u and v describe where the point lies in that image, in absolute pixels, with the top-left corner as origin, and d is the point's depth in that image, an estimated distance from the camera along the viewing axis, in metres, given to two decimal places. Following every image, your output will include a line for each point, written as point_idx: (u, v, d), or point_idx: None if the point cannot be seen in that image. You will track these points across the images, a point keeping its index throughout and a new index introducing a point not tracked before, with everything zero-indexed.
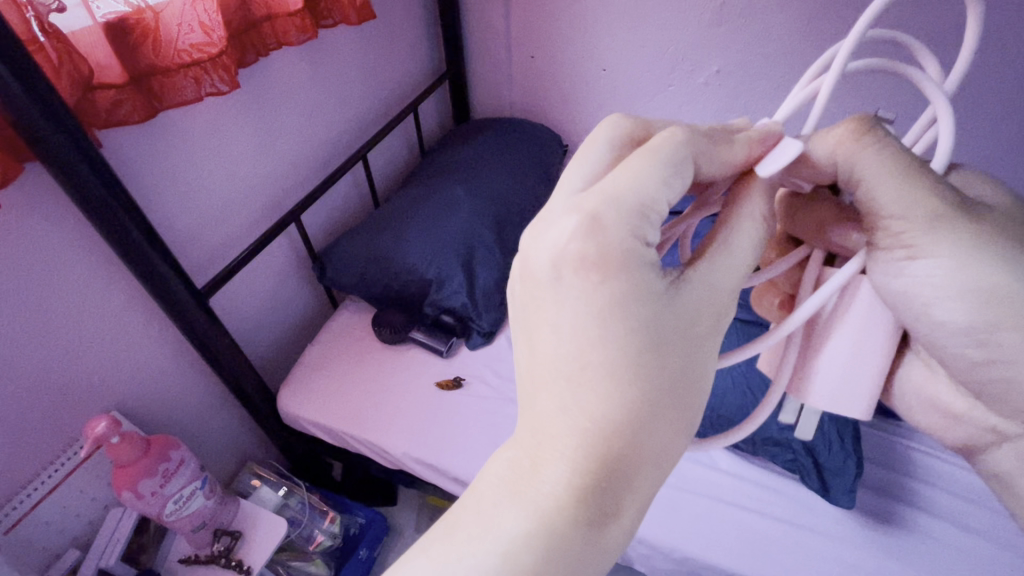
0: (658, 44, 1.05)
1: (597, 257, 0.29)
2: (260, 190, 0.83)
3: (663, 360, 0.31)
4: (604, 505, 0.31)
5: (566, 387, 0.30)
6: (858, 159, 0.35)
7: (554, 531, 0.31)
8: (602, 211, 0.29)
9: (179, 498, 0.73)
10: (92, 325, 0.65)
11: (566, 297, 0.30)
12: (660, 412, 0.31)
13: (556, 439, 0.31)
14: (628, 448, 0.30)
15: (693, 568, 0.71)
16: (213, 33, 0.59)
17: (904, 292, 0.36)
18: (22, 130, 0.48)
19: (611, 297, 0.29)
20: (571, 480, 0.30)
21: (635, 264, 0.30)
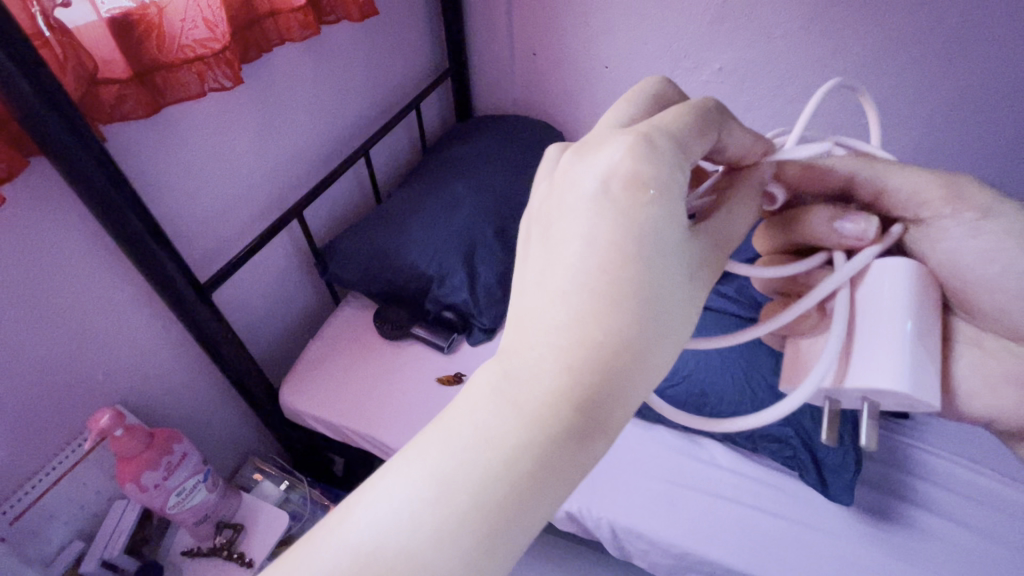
0: (659, 42, 1.05)
1: (640, 177, 0.30)
2: (263, 185, 0.83)
3: (672, 288, 0.30)
4: (591, 434, 0.28)
5: (579, 299, 0.29)
6: (876, 168, 0.41)
7: (524, 444, 0.27)
8: (656, 139, 0.31)
9: (181, 491, 0.73)
10: (96, 319, 0.65)
11: (598, 210, 0.30)
12: (663, 343, 0.30)
13: (556, 352, 0.29)
14: (621, 373, 0.28)
15: (692, 563, 0.71)
16: (217, 29, 0.60)
17: (971, 249, 0.42)
18: (27, 123, 0.48)
19: (641, 216, 0.30)
20: (556, 396, 0.28)
21: (671, 194, 0.30)
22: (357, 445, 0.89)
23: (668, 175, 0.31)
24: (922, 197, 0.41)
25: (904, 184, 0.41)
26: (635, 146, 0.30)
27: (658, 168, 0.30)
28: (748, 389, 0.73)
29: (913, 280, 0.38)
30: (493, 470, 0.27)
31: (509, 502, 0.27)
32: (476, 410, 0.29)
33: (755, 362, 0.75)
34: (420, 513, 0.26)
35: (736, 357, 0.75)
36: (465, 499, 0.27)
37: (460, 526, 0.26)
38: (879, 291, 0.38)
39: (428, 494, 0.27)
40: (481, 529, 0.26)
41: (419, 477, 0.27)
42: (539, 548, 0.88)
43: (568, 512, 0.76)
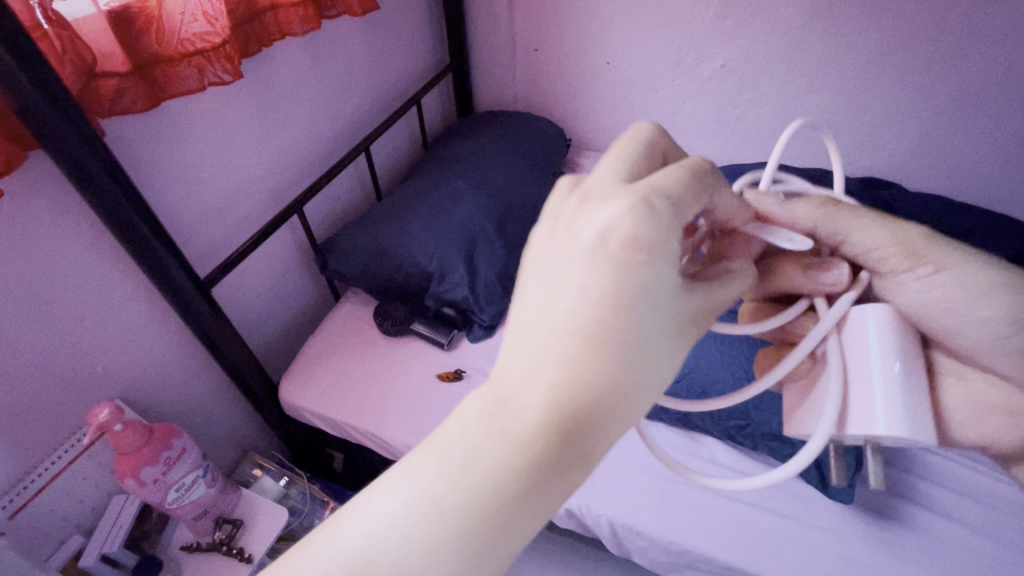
0: (662, 37, 1.04)
1: (643, 231, 0.30)
2: (263, 180, 0.83)
3: (660, 336, 0.31)
4: (567, 474, 0.30)
5: (571, 342, 0.30)
6: (839, 217, 0.41)
7: (505, 483, 0.29)
8: (655, 201, 0.31)
9: (180, 486, 0.74)
10: (96, 314, 0.65)
11: (596, 259, 0.30)
12: (645, 389, 0.31)
13: (545, 393, 0.30)
14: (600, 418, 0.30)
15: (690, 560, 0.71)
16: (216, 22, 0.60)
17: (925, 303, 0.41)
18: (26, 115, 0.48)
19: (638, 269, 0.30)
20: (538, 437, 0.29)
21: (667, 257, 0.31)
22: (356, 441, 0.89)
23: (668, 232, 0.31)
24: (880, 249, 0.40)
25: (864, 237, 0.41)
26: (640, 207, 0.30)
27: (660, 224, 0.30)
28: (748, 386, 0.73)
29: (890, 323, 0.38)
30: (474, 507, 0.28)
31: (485, 537, 0.28)
32: (462, 440, 0.30)
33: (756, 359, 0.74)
34: (400, 538, 0.28)
35: (736, 355, 0.74)
36: (443, 529, 0.28)
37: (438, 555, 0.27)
38: (859, 342, 0.39)
39: (410, 519, 0.28)
40: (454, 559, 0.27)
41: (402, 500, 0.28)
42: (538, 545, 0.88)
43: (567, 509, 0.76)
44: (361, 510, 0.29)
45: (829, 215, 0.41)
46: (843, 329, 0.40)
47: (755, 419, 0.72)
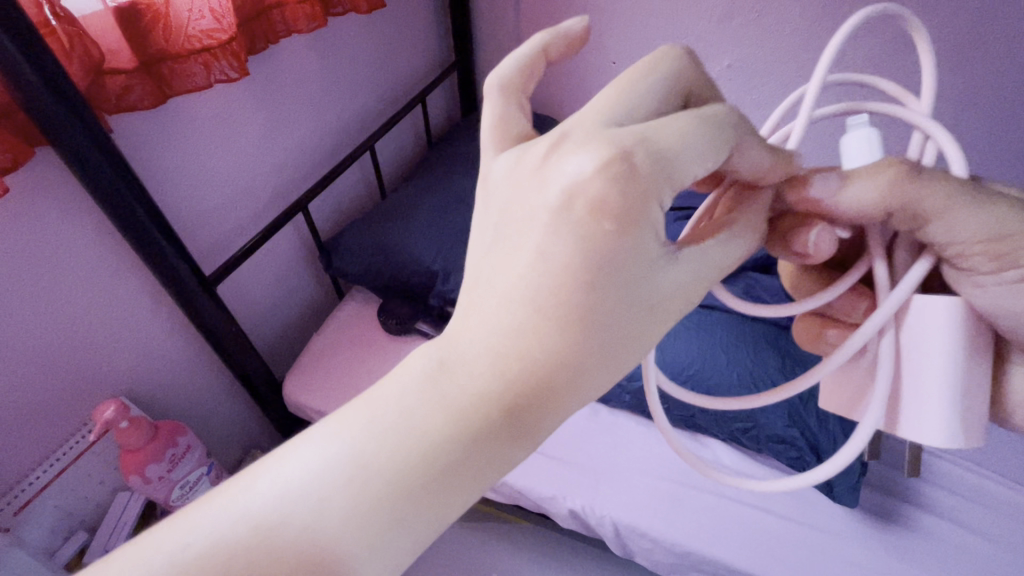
0: (669, 37, 1.04)
1: (611, 198, 0.29)
2: (269, 177, 0.83)
3: (615, 317, 0.30)
4: (502, 457, 0.30)
5: (524, 309, 0.30)
6: (921, 198, 0.35)
7: (441, 448, 0.29)
8: (637, 156, 0.29)
9: (185, 484, 0.75)
10: (101, 310, 0.65)
11: (560, 222, 0.30)
12: (594, 374, 0.31)
13: (489, 367, 0.31)
14: (543, 387, 0.30)
15: (695, 562, 0.71)
16: (223, 19, 0.59)
17: (1012, 311, 0.37)
18: (35, 115, 0.48)
19: (595, 244, 0.29)
20: (480, 403, 0.30)
21: (641, 224, 0.30)
22: None
23: (643, 201, 0.29)
24: (967, 244, 0.36)
25: (957, 223, 0.35)
26: (617, 167, 0.29)
27: (635, 186, 0.29)
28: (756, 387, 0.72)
29: (958, 319, 0.34)
30: (406, 468, 0.29)
31: (407, 511, 0.29)
32: (401, 402, 0.30)
33: (761, 361, 0.74)
34: (329, 496, 0.28)
35: (742, 356, 0.74)
36: (371, 488, 0.28)
37: (359, 520, 0.28)
38: (921, 342, 0.35)
39: (341, 479, 0.29)
40: (380, 514, 0.28)
41: (338, 453, 0.29)
42: (540, 546, 0.88)
43: (571, 509, 0.75)
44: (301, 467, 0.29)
45: (906, 196, 0.35)
46: (901, 322, 0.36)
47: (761, 421, 0.72)
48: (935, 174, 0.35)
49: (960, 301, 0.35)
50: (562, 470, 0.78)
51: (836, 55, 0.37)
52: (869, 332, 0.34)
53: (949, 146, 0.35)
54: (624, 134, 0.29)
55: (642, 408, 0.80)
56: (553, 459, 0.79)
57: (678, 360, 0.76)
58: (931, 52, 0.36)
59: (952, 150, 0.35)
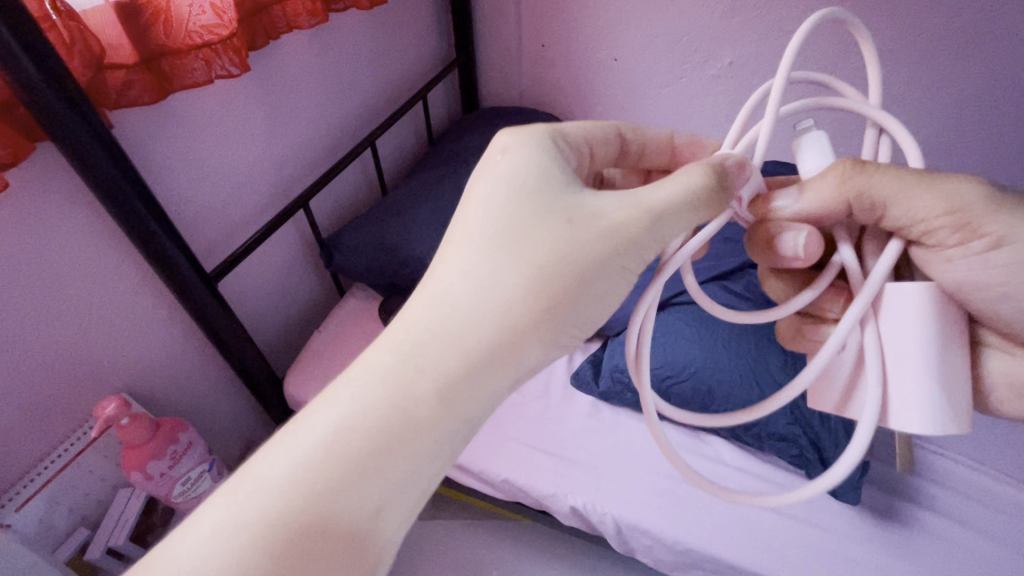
0: (671, 34, 1.03)
1: (512, 158, 0.39)
2: (269, 173, 0.83)
3: (533, 237, 0.35)
4: (452, 384, 0.32)
5: (442, 285, 0.35)
6: (872, 186, 0.36)
7: (363, 418, 0.31)
8: (517, 153, 0.39)
9: (186, 480, 0.75)
10: (101, 307, 0.65)
11: (471, 214, 0.37)
12: (519, 294, 0.34)
13: (406, 340, 0.33)
14: (457, 347, 0.33)
15: (696, 560, 0.71)
16: (224, 15, 0.58)
17: (974, 281, 0.39)
18: (34, 109, 0.48)
19: (504, 188, 0.37)
20: (397, 369, 0.32)
21: (528, 194, 0.37)
22: None
23: (530, 177, 0.37)
24: (929, 221, 0.37)
25: (913, 207, 0.37)
26: (518, 139, 0.40)
27: (531, 145, 0.39)
28: (757, 386, 0.72)
29: (931, 303, 0.35)
30: (332, 445, 0.30)
31: (358, 442, 0.30)
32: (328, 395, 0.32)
33: (763, 359, 0.73)
34: (283, 459, 0.30)
35: (742, 355, 0.74)
36: (297, 477, 0.29)
37: (313, 468, 0.30)
38: (899, 333, 0.35)
39: (269, 479, 0.29)
40: (309, 495, 0.29)
41: (267, 470, 0.30)
42: (541, 543, 0.88)
43: (572, 507, 0.75)
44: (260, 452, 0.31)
45: (860, 188, 0.36)
46: (878, 311, 0.37)
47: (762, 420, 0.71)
48: (881, 167, 0.36)
49: (931, 284, 0.35)
50: (562, 467, 0.78)
51: (797, 50, 0.37)
52: (848, 328, 0.34)
53: (904, 141, 0.36)
54: (537, 129, 0.41)
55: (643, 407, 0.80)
56: (553, 456, 0.79)
57: (679, 358, 0.76)
58: (875, 50, 0.37)
59: (905, 141, 0.36)
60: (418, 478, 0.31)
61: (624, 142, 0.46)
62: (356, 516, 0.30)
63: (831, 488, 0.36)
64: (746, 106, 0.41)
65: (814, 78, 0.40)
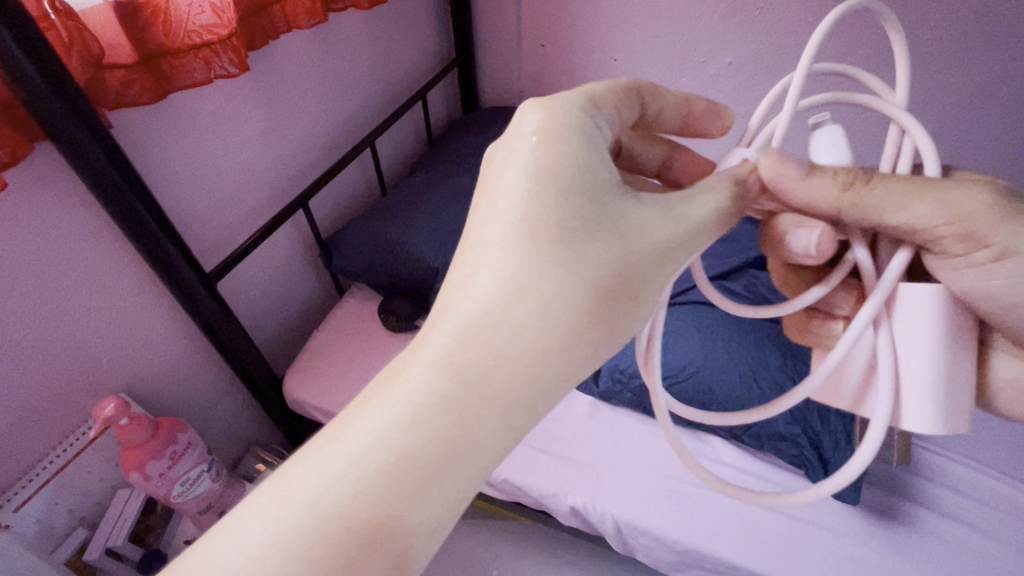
0: (670, 34, 1.03)
1: (550, 149, 0.34)
2: (269, 173, 0.83)
3: (582, 259, 0.33)
4: (497, 407, 0.32)
5: (482, 302, 0.33)
6: (867, 200, 0.36)
7: (409, 445, 0.30)
8: (557, 141, 0.34)
9: (185, 480, 0.75)
10: (100, 307, 0.64)
11: (508, 217, 0.34)
12: (565, 316, 0.33)
13: (445, 360, 0.32)
14: (502, 370, 0.32)
15: (696, 560, 0.71)
16: (224, 15, 0.58)
17: (981, 293, 0.38)
18: (33, 108, 0.48)
19: (548, 189, 0.33)
20: (439, 393, 0.31)
21: (571, 198, 0.33)
22: None
23: (574, 176, 0.34)
24: (933, 230, 0.36)
25: (913, 216, 0.36)
26: (555, 124, 0.35)
27: (570, 134, 0.35)
28: (757, 386, 0.72)
29: (941, 304, 0.35)
30: (376, 473, 0.30)
31: (409, 470, 0.30)
32: (365, 418, 0.31)
33: (763, 359, 0.74)
34: (330, 480, 0.30)
35: (742, 355, 0.74)
36: (343, 503, 0.30)
37: (363, 494, 0.30)
38: (911, 333, 0.36)
39: (313, 504, 0.30)
40: (357, 521, 0.30)
41: (308, 494, 0.30)
42: (541, 543, 0.88)
43: (572, 506, 0.75)
44: (300, 468, 0.31)
45: (859, 199, 0.36)
46: (891, 310, 0.36)
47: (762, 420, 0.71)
48: (885, 177, 0.36)
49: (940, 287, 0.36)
50: (563, 467, 0.78)
51: (826, 36, 0.36)
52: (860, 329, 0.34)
53: (918, 137, 0.35)
54: (571, 104, 0.37)
55: (643, 407, 0.80)
56: (553, 456, 0.79)
57: (679, 357, 0.76)
58: (904, 43, 0.37)
59: (923, 144, 0.35)
60: (469, 497, 0.32)
61: (643, 104, 0.45)
62: (411, 537, 0.30)
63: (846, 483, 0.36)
64: (768, 95, 0.41)
65: (841, 71, 0.39)
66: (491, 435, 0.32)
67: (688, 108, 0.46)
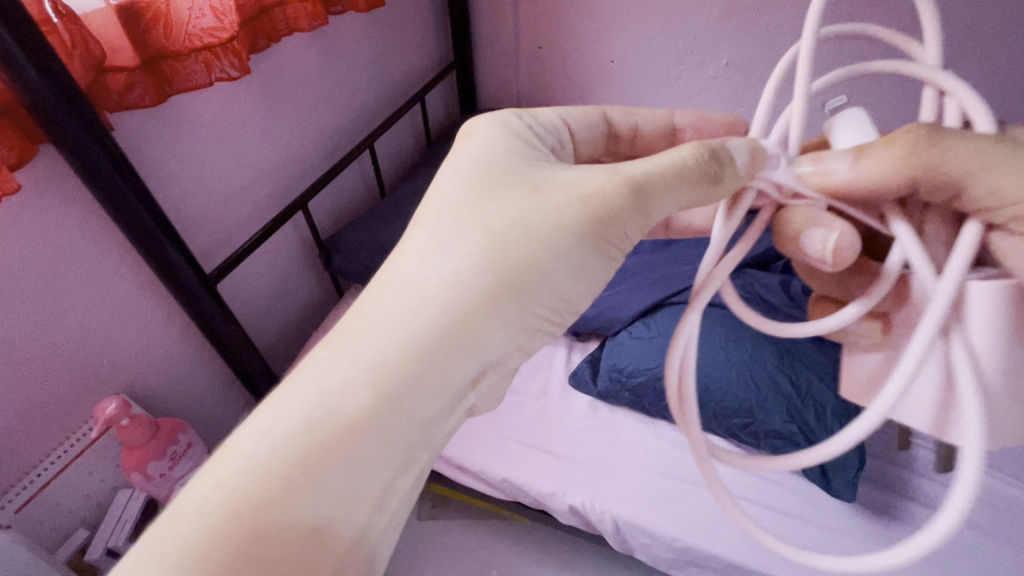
0: (667, 37, 1.04)
1: (475, 142, 0.39)
2: (269, 174, 0.83)
3: (501, 219, 0.33)
4: (407, 382, 0.29)
5: (404, 271, 0.33)
6: (942, 161, 0.31)
7: (315, 418, 0.28)
8: (483, 135, 0.39)
9: (186, 481, 0.75)
10: (101, 309, 0.65)
11: (439, 200, 0.36)
12: (484, 280, 0.32)
13: (362, 328, 0.31)
14: (416, 335, 0.30)
15: (694, 558, 0.71)
16: (224, 18, 0.59)
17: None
18: (35, 110, 0.48)
19: (470, 171, 0.36)
20: (352, 362, 0.29)
21: (493, 173, 0.36)
22: None
23: (498, 155, 0.37)
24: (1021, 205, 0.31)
25: (996, 185, 0.31)
26: (484, 124, 0.40)
27: (498, 130, 0.39)
28: (755, 384, 0.72)
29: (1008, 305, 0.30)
30: (279, 452, 0.27)
31: (295, 463, 0.27)
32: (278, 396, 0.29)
33: (760, 358, 0.74)
34: (217, 476, 0.27)
35: (741, 355, 0.74)
36: (242, 491, 0.26)
37: (252, 481, 0.26)
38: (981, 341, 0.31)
39: (207, 497, 0.26)
40: (250, 510, 0.26)
41: (207, 486, 0.26)
42: (541, 543, 0.88)
43: (570, 505, 0.75)
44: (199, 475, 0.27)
45: (930, 164, 0.32)
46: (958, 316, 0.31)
47: (761, 418, 0.71)
48: (959, 135, 0.31)
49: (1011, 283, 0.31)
50: (562, 467, 0.78)
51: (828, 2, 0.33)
52: (928, 342, 0.29)
53: (966, 98, 0.31)
54: (506, 111, 0.42)
55: (642, 406, 0.81)
56: (554, 455, 0.79)
57: None
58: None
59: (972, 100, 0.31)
60: (375, 487, 0.28)
61: (614, 126, 0.47)
62: (299, 539, 0.26)
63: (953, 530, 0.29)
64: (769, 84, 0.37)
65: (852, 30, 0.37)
66: (391, 411, 0.29)
67: (672, 124, 0.49)
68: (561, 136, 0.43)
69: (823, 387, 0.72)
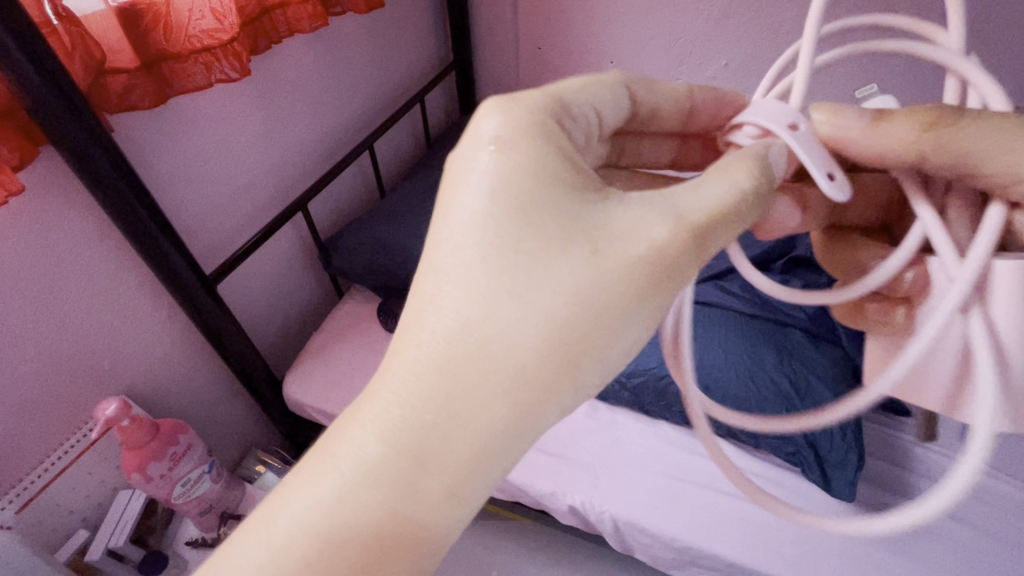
0: (667, 37, 1.05)
1: (509, 159, 0.32)
2: (269, 175, 0.83)
3: (545, 290, 0.31)
4: (457, 470, 0.30)
5: (439, 346, 0.31)
6: (955, 139, 0.32)
7: (371, 507, 0.30)
8: (517, 147, 0.32)
9: (186, 482, 0.75)
10: (102, 310, 0.65)
11: (468, 246, 0.32)
12: (533, 360, 0.30)
13: (401, 408, 0.31)
14: (464, 428, 0.30)
15: (694, 558, 0.72)
16: (225, 20, 0.59)
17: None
18: (34, 111, 0.48)
19: (495, 203, 0.32)
20: (395, 451, 0.30)
21: (534, 220, 0.31)
22: None
23: (536, 186, 0.32)
24: None
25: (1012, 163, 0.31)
26: (511, 128, 0.33)
27: (531, 145, 0.32)
28: (753, 383, 0.73)
29: None
30: (341, 530, 0.30)
31: (359, 544, 0.30)
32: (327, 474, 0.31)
33: (759, 358, 0.74)
34: (279, 538, 0.30)
35: (740, 354, 0.75)
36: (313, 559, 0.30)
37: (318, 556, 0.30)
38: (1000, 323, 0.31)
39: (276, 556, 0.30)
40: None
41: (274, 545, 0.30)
42: (541, 543, 0.88)
43: (570, 505, 0.76)
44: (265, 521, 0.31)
45: (942, 140, 0.32)
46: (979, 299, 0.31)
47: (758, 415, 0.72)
48: (980, 115, 0.31)
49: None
50: (562, 467, 0.78)
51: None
52: (944, 321, 0.30)
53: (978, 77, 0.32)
54: (537, 99, 0.35)
55: (642, 406, 0.81)
56: (553, 455, 0.80)
57: None
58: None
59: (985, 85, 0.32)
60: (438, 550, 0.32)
61: (635, 101, 0.43)
62: None
63: (946, 508, 0.29)
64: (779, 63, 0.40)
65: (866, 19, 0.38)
66: (443, 498, 0.30)
67: (690, 104, 0.44)
68: (591, 129, 0.38)
69: (822, 385, 0.72)
